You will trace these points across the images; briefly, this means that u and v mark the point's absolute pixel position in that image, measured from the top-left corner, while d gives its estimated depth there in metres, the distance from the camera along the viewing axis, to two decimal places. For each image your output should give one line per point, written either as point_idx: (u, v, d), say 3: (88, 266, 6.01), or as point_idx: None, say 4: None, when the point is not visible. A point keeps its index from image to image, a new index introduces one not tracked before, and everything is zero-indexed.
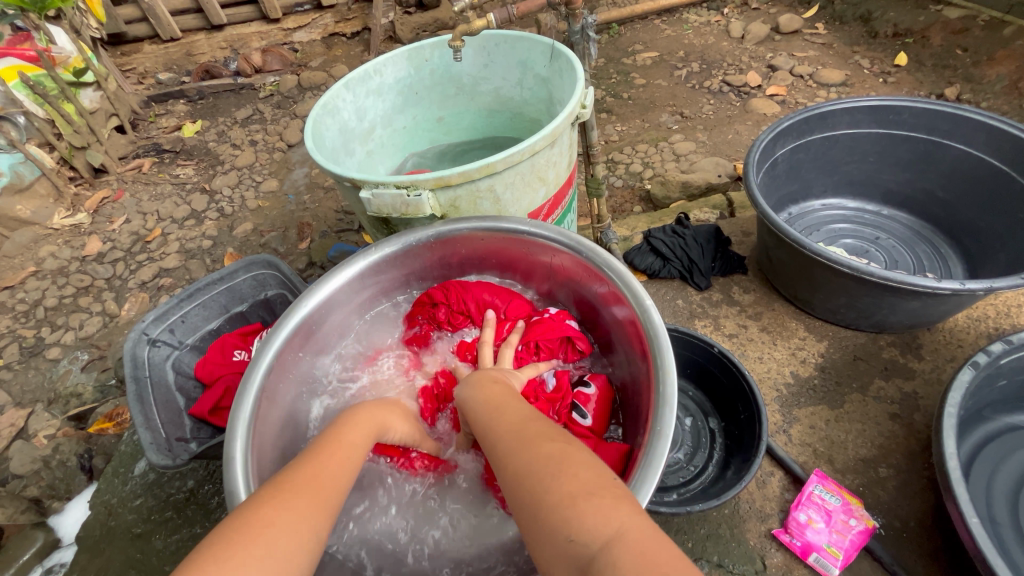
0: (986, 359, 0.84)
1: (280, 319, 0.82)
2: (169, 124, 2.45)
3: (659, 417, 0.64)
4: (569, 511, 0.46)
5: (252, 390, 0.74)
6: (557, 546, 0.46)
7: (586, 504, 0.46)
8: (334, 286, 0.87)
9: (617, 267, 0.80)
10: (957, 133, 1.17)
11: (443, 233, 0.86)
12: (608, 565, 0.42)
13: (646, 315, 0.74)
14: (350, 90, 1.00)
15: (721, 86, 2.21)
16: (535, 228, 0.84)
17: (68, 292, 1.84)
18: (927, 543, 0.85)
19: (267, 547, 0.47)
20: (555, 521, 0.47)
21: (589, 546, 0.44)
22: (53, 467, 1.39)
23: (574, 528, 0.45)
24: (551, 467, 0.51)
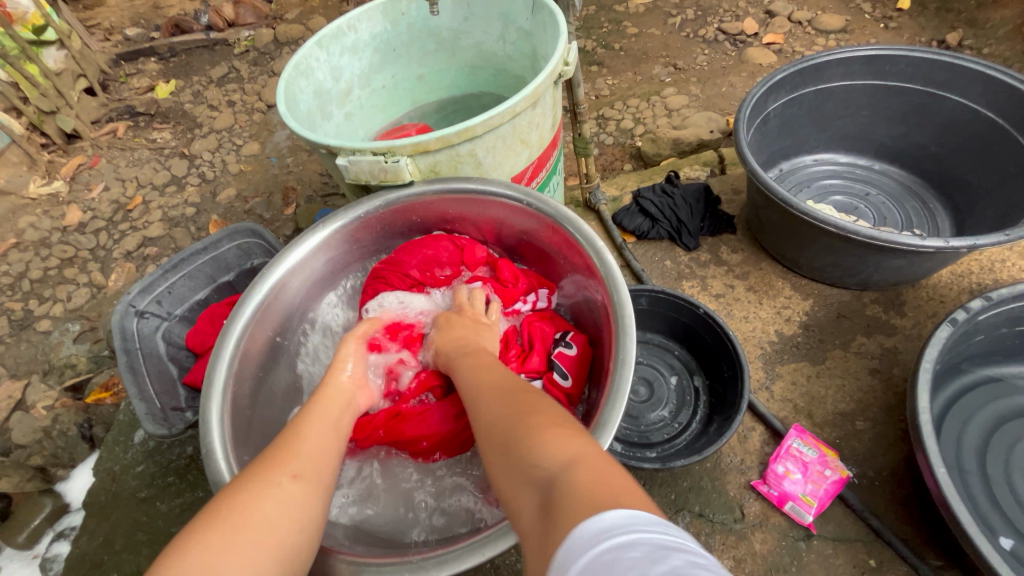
0: (965, 315, 0.85)
1: (234, 311, 0.80)
2: (141, 85, 2.34)
3: (621, 349, 0.67)
4: (535, 444, 0.51)
5: (218, 386, 0.74)
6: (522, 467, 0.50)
7: (544, 435, 0.51)
8: (286, 270, 0.85)
9: (568, 215, 0.79)
10: (954, 84, 1.14)
11: (391, 202, 0.86)
12: (564, 476, 0.45)
13: (600, 256, 0.75)
14: (323, 48, 0.95)
15: (716, 34, 2.12)
16: (495, 186, 0.82)
17: (53, 263, 1.81)
18: (898, 491, 0.90)
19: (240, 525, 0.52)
20: (520, 452, 0.52)
21: (550, 466, 0.47)
22: (55, 436, 1.41)
23: (535, 455, 0.50)
24: (501, 422, 0.58)
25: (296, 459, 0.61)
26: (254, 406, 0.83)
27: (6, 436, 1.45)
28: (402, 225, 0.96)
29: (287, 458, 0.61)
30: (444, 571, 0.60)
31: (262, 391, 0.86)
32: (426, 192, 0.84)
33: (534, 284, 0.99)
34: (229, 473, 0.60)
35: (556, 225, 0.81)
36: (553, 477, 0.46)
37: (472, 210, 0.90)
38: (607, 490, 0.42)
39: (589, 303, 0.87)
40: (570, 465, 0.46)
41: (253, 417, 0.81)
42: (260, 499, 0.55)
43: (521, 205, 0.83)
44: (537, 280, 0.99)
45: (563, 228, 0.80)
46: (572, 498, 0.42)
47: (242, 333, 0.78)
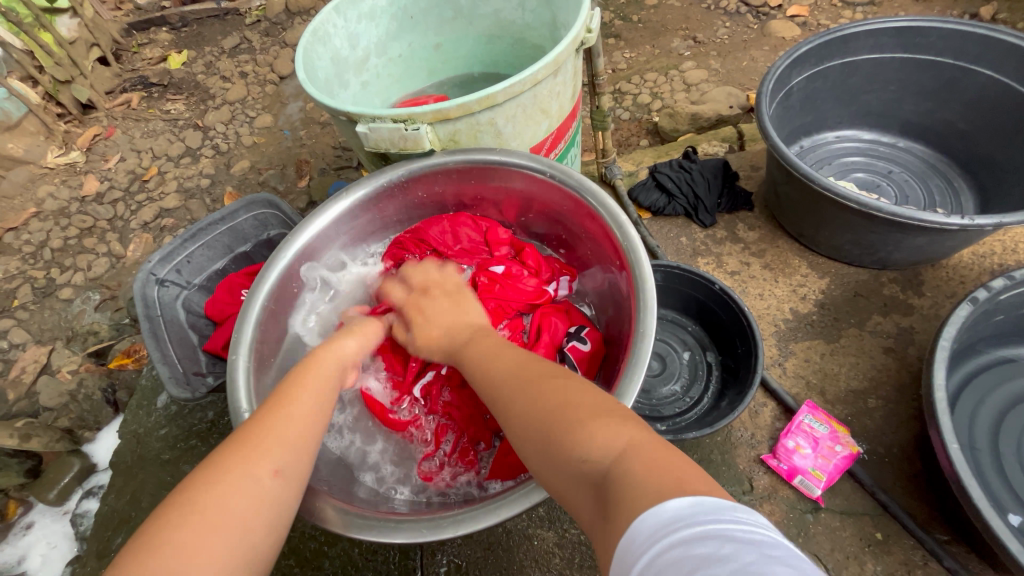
0: (986, 295, 0.84)
1: (259, 277, 0.81)
2: (154, 55, 2.32)
3: (641, 321, 0.67)
4: (582, 436, 0.50)
5: (244, 349, 0.75)
6: (571, 467, 0.49)
7: (594, 423, 0.50)
8: (309, 239, 0.86)
9: (592, 190, 0.78)
10: (986, 58, 1.10)
11: (413, 171, 0.85)
12: (620, 473, 0.45)
13: (622, 230, 0.74)
14: (340, 14, 0.93)
15: (739, 6, 2.05)
16: (517, 157, 0.82)
17: (72, 233, 1.84)
18: (908, 468, 0.91)
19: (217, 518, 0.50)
20: (564, 450, 0.51)
21: (602, 463, 0.47)
22: (81, 400, 1.46)
23: (583, 445, 0.49)
24: (549, 405, 0.55)
25: (281, 446, 0.57)
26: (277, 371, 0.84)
27: (34, 399, 1.50)
28: (422, 197, 0.95)
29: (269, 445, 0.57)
30: (460, 530, 0.61)
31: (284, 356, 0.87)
32: (447, 162, 0.84)
33: (557, 271, 1.00)
34: (165, 505, 0.51)
35: (579, 199, 0.80)
36: (607, 471, 0.46)
37: (494, 183, 0.89)
38: (673, 477, 0.42)
39: (608, 286, 0.87)
40: (624, 456, 0.46)
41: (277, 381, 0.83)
42: (238, 491, 0.52)
43: (543, 178, 0.82)
44: (560, 268, 1.00)
45: (586, 202, 0.79)
46: (639, 493, 0.42)
47: (267, 299, 0.80)
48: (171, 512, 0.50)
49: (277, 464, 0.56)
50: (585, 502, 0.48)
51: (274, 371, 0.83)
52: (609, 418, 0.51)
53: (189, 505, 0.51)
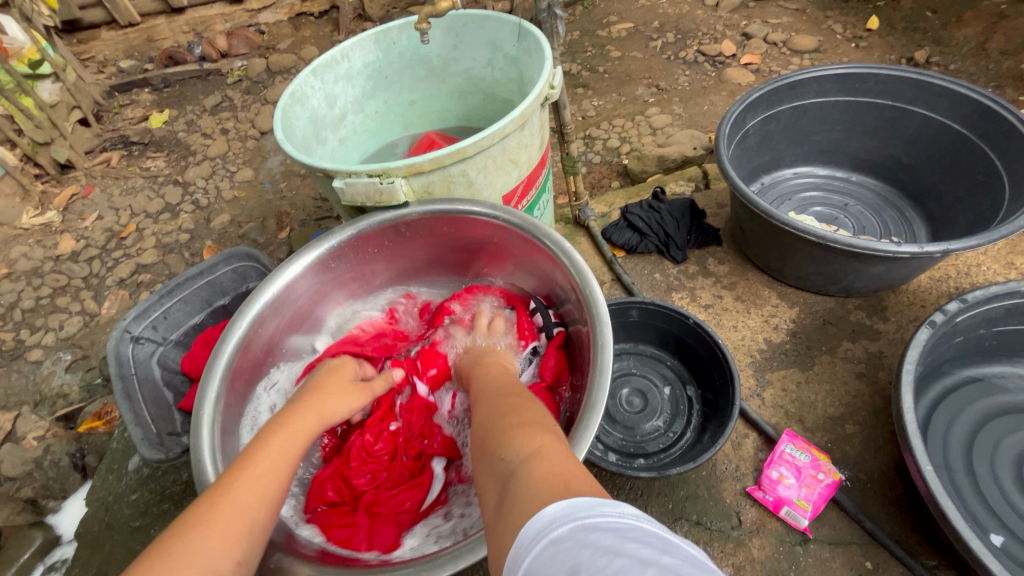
0: (943, 318, 0.88)
1: (215, 350, 0.80)
2: (135, 115, 2.38)
3: (599, 336, 0.71)
4: (496, 443, 0.57)
5: (206, 420, 0.73)
6: (494, 465, 0.54)
7: (510, 433, 0.57)
8: (263, 305, 0.85)
9: (536, 225, 0.83)
10: (921, 98, 1.19)
11: (366, 228, 0.89)
12: (526, 470, 0.49)
13: (569, 259, 0.79)
14: (318, 77, 0.98)
15: (696, 56, 2.20)
16: (469, 204, 0.85)
17: (45, 292, 1.81)
18: (890, 492, 0.91)
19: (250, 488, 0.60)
20: (498, 449, 0.56)
21: (513, 461, 0.52)
22: (46, 467, 1.39)
23: (504, 451, 0.54)
24: (492, 420, 0.63)
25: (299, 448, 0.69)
26: (243, 444, 0.82)
27: None
28: (374, 251, 0.97)
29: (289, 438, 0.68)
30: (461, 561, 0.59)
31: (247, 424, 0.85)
32: (409, 213, 0.86)
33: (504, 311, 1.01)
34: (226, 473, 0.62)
35: (527, 235, 0.84)
36: (515, 469, 0.50)
37: (450, 230, 0.92)
38: (562, 482, 0.45)
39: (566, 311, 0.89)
40: (531, 457, 0.51)
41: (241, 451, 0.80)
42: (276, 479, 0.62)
43: (494, 221, 0.86)
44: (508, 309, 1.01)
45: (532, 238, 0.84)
46: (523, 490, 0.46)
47: (226, 368, 0.78)
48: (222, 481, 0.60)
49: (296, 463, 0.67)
50: (493, 495, 0.51)
51: (238, 443, 0.81)
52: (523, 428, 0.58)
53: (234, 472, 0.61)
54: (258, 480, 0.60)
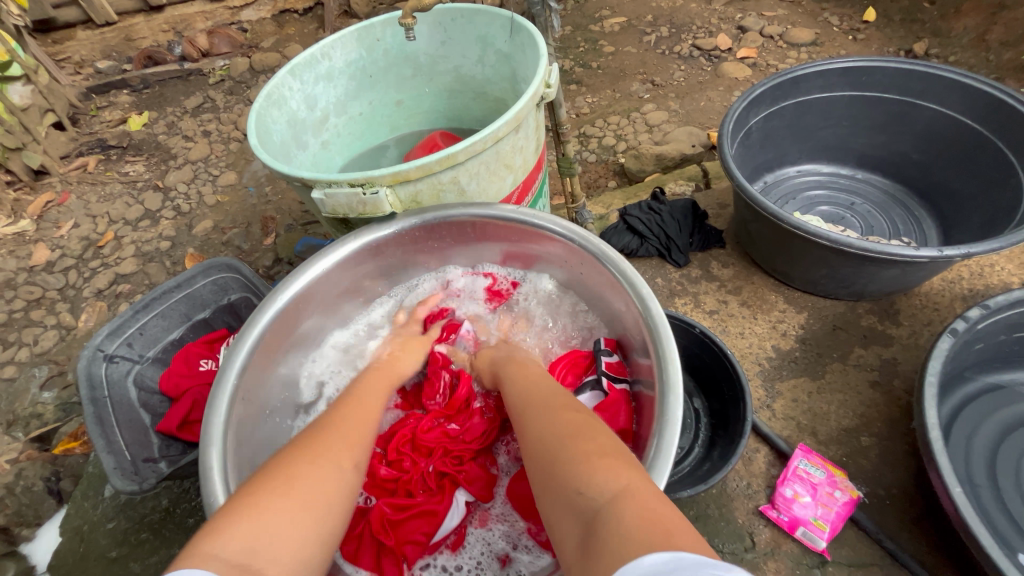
0: (965, 325, 0.83)
1: (249, 322, 0.75)
2: (113, 118, 2.29)
3: (666, 402, 0.62)
4: (573, 480, 0.51)
5: (225, 397, 0.69)
6: (570, 496, 0.51)
7: (587, 465, 0.52)
8: (304, 285, 0.80)
9: (612, 256, 0.76)
10: (930, 92, 1.14)
11: (427, 221, 0.81)
12: (613, 513, 0.45)
13: (644, 301, 0.71)
14: (296, 77, 0.92)
15: (691, 50, 2.15)
16: (540, 217, 0.80)
17: (18, 305, 1.73)
18: (911, 509, 0.87)
19: (293, 481, 0.56)
20: (567, 479, 0.52)
21: (597, 498, 0.48)
22: (19, 493, 1.32)
23: (583, 483, 0.50)
24: (552, 436, 0.59)
25: (350, 443, 0.65)
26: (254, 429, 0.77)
27: None
28: (429, 243, 0.90)
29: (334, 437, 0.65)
30: None
31: (264, 411, 0.80)
32: (461, 215, 0.81)
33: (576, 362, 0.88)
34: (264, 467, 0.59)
35: (597, 264, 0.78)
36: (597, 509, 0.47)
37: (511, 236, 0.86)
38: (662, 529, 0.42)
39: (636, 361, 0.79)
40: (620, 497, 0.47)
41: (255, 427, 0.77)
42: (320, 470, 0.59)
43: (562, 240, 0.80)
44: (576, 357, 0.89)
45: (606, 268, 0.77)
46: (619, 531, 0.43)
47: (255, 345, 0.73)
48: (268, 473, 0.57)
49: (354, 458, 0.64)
50: (574, 535, 0.48)
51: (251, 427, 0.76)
52: (604, 458, 0.52)
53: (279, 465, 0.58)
54: (303, 475, 0.57)
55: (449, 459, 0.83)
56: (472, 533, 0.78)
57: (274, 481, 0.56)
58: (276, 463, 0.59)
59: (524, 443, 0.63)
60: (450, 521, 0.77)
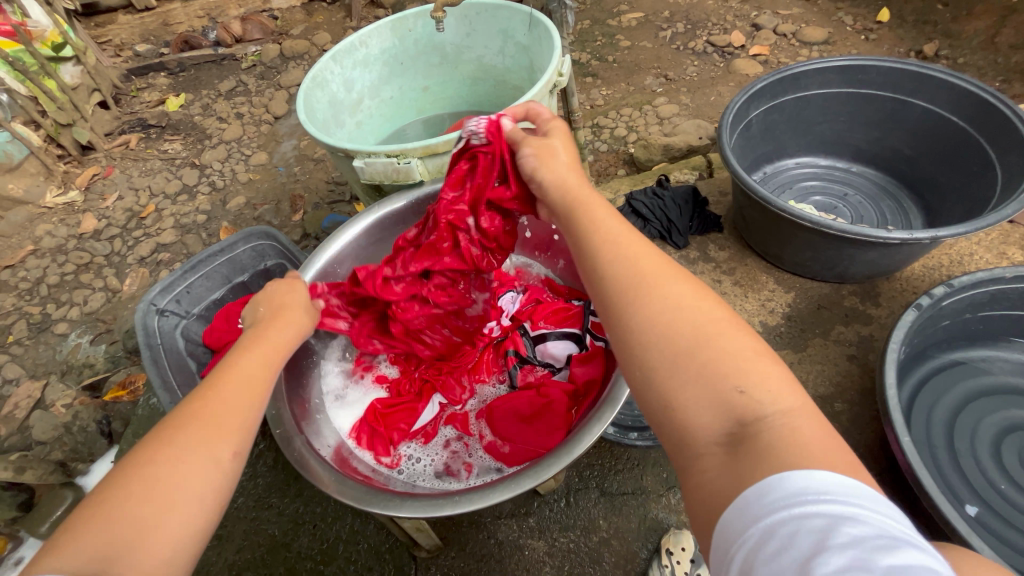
0: (929, 301, 0.92)
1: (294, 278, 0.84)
2: (152, 98, 2.43)
3: None
4: (727, 370, 0.44)
5: None
6: (723, 394, 0.44)
7: (753, 364, 0.45)
8: (340, 248, 0.89)
9: None
10: (921, 91, 1.22)
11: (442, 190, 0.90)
12: (783, 427, 0.42)
13: None
14: (337, 62, 1.03)
15: (705, 47, 2.22)
16: None
17: (69, 269, 1.89)
18: (874, 466, 0.97)
19: (162, 497, 0.49)
20: (717, 374, 0.45)
21: (764, 407, 0.43)
22: (75, 432, 1.48)
23: (750, 389, 0.43)
24: (687, 317, 0.48)
25: (231, 431, 0.55)
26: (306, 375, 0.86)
27: (26, 434, 1.51)
28: None
29: (221, 431, 0.55)
30: (459, 508, 0.60)
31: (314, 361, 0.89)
32: None
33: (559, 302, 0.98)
34: (122, 476, 0.51)
35: None
36: (762, 417, 0.42)
37: None
38: (841, 459, 0.40)
39: None
40: (790, 415, 0.42)
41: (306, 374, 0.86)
42: (195, 476, 0.51)
43: None
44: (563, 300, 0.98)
45: None
46: (786, 452, 0.40)
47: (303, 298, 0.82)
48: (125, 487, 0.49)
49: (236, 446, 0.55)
50: (712, 428, 0.44)
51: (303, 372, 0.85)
52: (765, 361, 0.46)
53: (142, 478, 0.50)
54: (173, 489, 0.50)
55: (434, 369, 0.95)
56: (442, 431, 0.90)
57: (137, 500, 0.49)
58: (133, 469, 0.51)
59: (640, 294, 0.50)
60: (425, 417, 0.90)
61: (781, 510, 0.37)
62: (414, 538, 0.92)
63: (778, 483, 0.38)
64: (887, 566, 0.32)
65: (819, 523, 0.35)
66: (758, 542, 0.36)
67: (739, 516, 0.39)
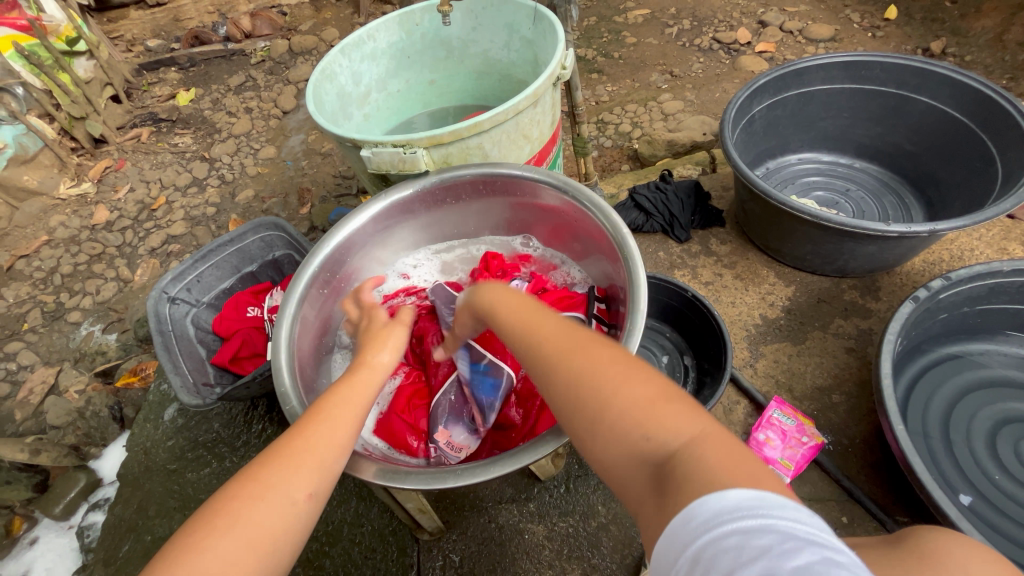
0: (926, 294, 0.93)
1: (304, 261, 0.86)
2: (163, 93, 2.47)
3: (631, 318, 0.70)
4: (638, 419, 0.46)
5: (287, 319, 0.79)
6: (632, 440, 0.46)
7: (652, 407, 0.46)
8: (348, 233, 0.90)
9: (596, 200, 0.83)
10: (924, 87, 1.23)
11: (447, 178, 0.91)
12: (692, 457, 0.42)
13: (620, 239, 0.79)
14: (346, 55, 1.05)
15: (711, 43, 2.22)
16: (540, 173, 0.88)
17: (82, 259, 1.93)
18: (870, 456, 0.98)
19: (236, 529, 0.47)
20: (618, 428, 0.47)
21: (671, 442, 0.44)
22: (87, 417, 1.50)
23: (652, 430, 0.45)
24: (591, 383, 0.50)
25: (309, 470, 0.53)
26: (312, 356, 0.87)
27: (41, 418, 1.54)
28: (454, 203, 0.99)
29: (300, 468, 0.53)
30: (460, 480, 0.62)
31: (319, 345, 0.90)
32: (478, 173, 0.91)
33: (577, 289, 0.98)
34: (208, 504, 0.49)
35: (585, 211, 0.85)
36: (671, 454, 0.43)
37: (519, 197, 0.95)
38: (750, 471, 0.40)
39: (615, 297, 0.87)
40: (697, 441, 0.43)
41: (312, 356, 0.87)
42: (268, 513, 0.49)
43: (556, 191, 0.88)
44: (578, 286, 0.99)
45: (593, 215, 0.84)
46: (699, 477, 0.40)
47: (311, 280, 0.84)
48: (207, 518, 0.48)
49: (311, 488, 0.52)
50: (637, 480, 0.45)
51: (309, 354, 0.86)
52: (674, 404, 0.47)
53: (222, 506, 0.49)
54: (249, 526, 0.48)
55: None
56: None
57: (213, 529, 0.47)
58: (218, 499, 0.50)
59: (565, 360, 0.53)
60: None
61: (702, 534, 0.36)
62: (417, 520, 0.94)
63: (699, 508, 0.38)
64: (794, 569, 0.33)
65: (734, 541, 0.35)
66: (685, 571, 0.36)
67: (668, 546, 0.38)
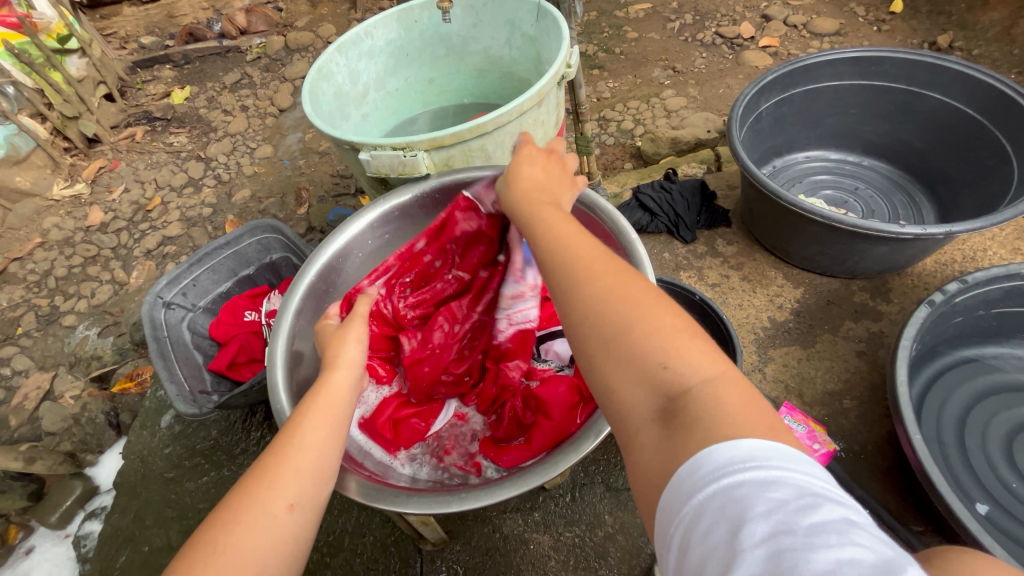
0: (941, 297, 0.90)
1: (299, 272, 0.83)
2: (158, 91, 2.42)
3: None
4: (656, 346, 0.44)
5: (282, 333, 0.77)
6: (646, 370, 0.44)
7: (668, 335, 0.44)
8: (345, 242, 0.87)
9: (604, 206, 0.80)
10: (936, 83, 1.20)
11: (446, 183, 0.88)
12: (707, 398, 0.41)
13: (629, 246, 0.75)
14: (342, 54, 1.02)
15: (714, 38, 2.19)
16: None
17: (76, 261, 1.89)
18: (882, 462, 0.96)
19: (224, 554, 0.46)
20: (635, 355, 0.45)
21: (688, 378, 0.43)
22: (83, 423, 1.46)
23: (673, 360, 0.43)
24: (614, 302, 0.48)
25: (293, 479, 0.52)
26: None
27: (36, 425, 1.52)
28: None
29: (279, 478, 0.52)
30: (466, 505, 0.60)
31: None
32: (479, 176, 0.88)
33: None
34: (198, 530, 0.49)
35: (592, 216, 0.83)
36: (687, 389, 0.42)
37: None
38: (767, 424, 0.40)
39: None
40: (713, 382, 0.42)
41: None
42: (255, 531, 0.48)
43: None
44: None
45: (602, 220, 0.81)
46: (713, 422, 0.40)
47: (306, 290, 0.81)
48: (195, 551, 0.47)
49: (293, 498, 0.51)
50: (646, 405, 0.44)
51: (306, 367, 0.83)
52: (695, 339, 0.45)
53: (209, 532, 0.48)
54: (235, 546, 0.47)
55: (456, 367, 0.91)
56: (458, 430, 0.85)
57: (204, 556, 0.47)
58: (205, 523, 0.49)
59: (589, 283, 0.50)
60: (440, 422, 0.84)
61: (711, 485, 0.36)
62: (419, 531, 0.92)
63: (708, 457, 0.38)
64: (810, 525, 0.32)
65: (745, 492, 0.35)
66: (692, 518, 0.36)
67: (674, 497, 0.38)
